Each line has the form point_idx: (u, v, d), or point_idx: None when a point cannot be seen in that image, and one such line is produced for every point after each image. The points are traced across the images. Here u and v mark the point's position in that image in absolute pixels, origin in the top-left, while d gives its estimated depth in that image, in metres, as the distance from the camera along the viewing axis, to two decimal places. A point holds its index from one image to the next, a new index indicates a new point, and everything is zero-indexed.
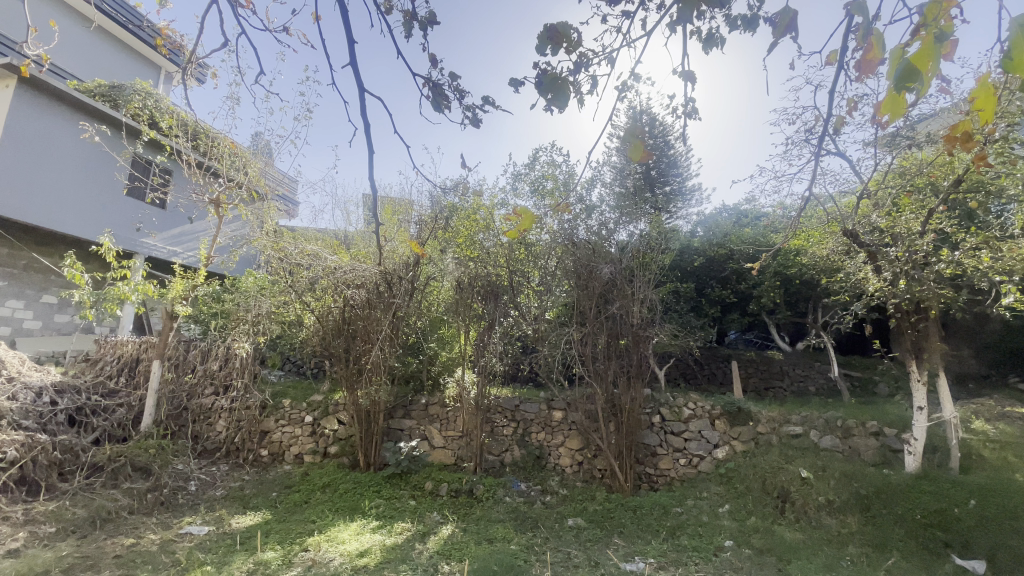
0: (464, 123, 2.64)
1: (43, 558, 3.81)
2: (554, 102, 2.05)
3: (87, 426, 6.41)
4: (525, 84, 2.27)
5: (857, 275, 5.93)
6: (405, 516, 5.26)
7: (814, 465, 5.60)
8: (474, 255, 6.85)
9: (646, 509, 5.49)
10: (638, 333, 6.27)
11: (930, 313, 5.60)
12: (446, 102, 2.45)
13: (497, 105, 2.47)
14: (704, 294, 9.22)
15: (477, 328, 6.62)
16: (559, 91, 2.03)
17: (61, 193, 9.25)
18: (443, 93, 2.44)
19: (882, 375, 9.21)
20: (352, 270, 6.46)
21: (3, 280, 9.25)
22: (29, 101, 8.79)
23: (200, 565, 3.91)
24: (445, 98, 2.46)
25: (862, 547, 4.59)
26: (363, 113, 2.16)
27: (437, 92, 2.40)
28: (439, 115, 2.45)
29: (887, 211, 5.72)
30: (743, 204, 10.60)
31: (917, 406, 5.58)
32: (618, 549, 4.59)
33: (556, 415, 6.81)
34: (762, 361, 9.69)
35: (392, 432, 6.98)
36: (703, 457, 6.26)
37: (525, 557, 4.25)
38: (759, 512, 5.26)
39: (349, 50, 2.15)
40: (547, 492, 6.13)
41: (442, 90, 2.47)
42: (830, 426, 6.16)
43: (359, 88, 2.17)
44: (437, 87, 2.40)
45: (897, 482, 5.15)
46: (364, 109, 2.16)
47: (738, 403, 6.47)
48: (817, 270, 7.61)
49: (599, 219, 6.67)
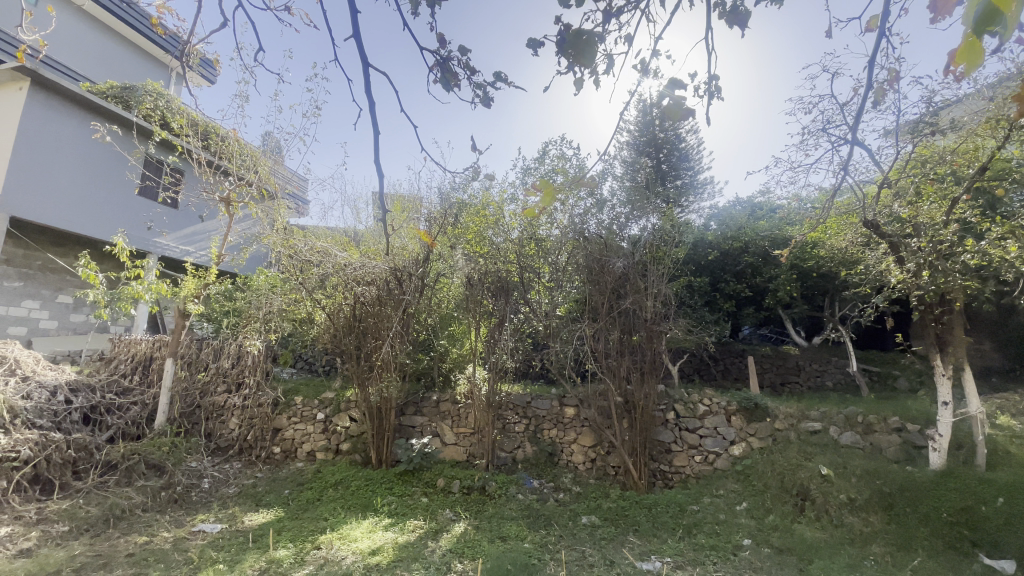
0: (474, 103, 2.57)
1: (55, 558, 3.82)
2: (579, 59, 1.97)
3: (102, 425, 6.46)
4: (543, 44, 2.26)
5: (878, 268, 5.76)
6: (418, 513, 5.22)
7: (834, 463, 5.46)
8: (484, 251, 6.79)
9: (661, 507, 5.38)
10: (652, 329, 6.16)
11: (955, 305, 5.41)
12: (455, 78, 2.36)
13: (509, 81, 2.39)
14: (718, 288, 9.07)
15: (487, 324, 6.55)
16: (584, 47, 1.95)
17: (76, 193, 9.35)
18: (452, 69, 2.37)
19: (902, 370, 9.02)
20: (362, 267, 6.42)
21: (20, 280, 9.36)
22: (43, 103, 8.88)
23: (212, 563, 3.89)
24: (454, 76, 2.38)
25: (885, 547, 4.46)
26: (366, 89, 2.07)
27: (445, 68, 2.32)
28: (448, 93, 2.36)
29: (909, 200, 5.54)
30: (757, 197, 10.42)
31: (942, 401, 5.40)
32: (633, 547, 4.51)
33: (569, 412, 6.73)
34: (778, 356, 9.53)
35: (403, 428, 6.95)
36: (719, 454, 6.14)
37: (539, 556, 4.19)
38: (778, 510, 5.14)
39: (352, 21, 2.07)
40: (560, 490, 6.06)
41: (451, 67, 2.39)
42: (850, 422, 6.02)
43: (363, 62, 2.09)
44: (446, 63, 2.33)
45: (921, 479, 5.00)
46: (368, 85, 2.08)
47: (755, 399, 6.33)
48: (835, 263, 7.43)
49: (610, 214, 6.62)
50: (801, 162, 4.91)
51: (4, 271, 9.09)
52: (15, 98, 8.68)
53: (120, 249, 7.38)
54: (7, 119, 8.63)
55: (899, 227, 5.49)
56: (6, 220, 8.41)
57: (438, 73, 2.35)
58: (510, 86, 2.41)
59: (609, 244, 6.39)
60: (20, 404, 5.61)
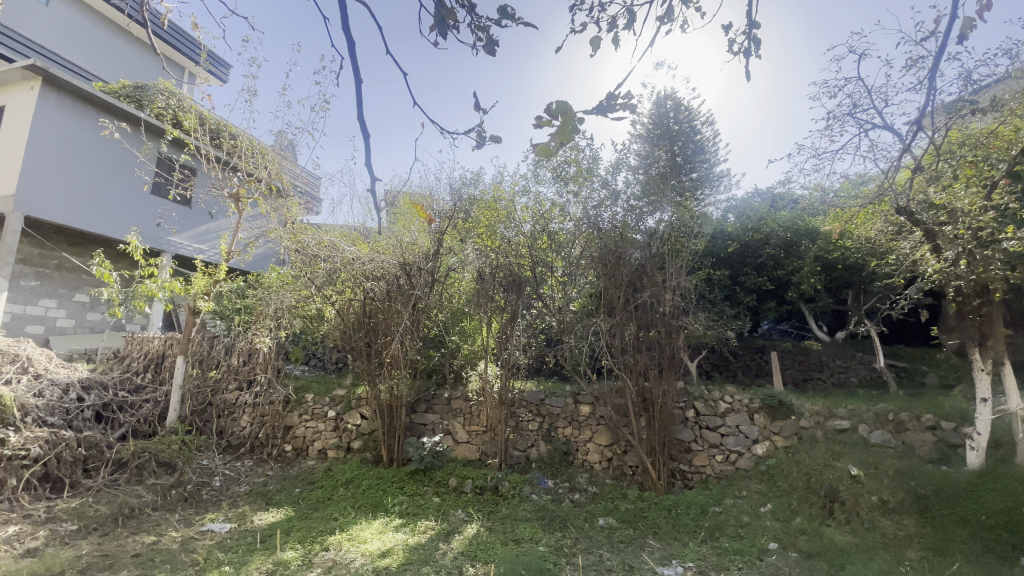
0: (475, 51, 2.40)
1: (61, 558, 3.76)
2: None
3: (114, 423, 6.45)
4: None
5: (909, 257, 5.46)
6: (429, 513, 5.09)
7: (864, 463, 5.19)
8: (495, 245, 6.60)
9: (682, 508, 5.17)
10: (671, 324, 5.93)
11: (995, 296, 5.08)
12: (452, 20, 2.18)
13: (515, 18, 2.20)
14: (738, 281, 8.74)
15: (499, 319, 6.35)
16: None
17: (90, 192, 9.41)
18: (449, 10, 2.17)
19: (931, 366, 8.67)
20: (371, 261, 6.30)
21: (37, 280, 9.46)
22: (55, 102, 8.95)
23: (218, 565, 3.80)
24: (451, 19, 2.19)
25: (921, 551, 4.19)
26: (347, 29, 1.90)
27: (442, 8, 2.12)
28: (445, 37, 2.19)
29: (944, 184, 5.24)
30: (777, 187, 10.10)
31: (979, 398, 5.10)
32: (653, 551, 4.31)
33: (584, 410, 6.54)
34: (799, 352, 9.22)
35: (415, 426, 6.82)
36: (741, 454, 5.91)
37: (555, 560, 4.01)
38: (806, 512, 4.88)
39: None
40: (575, 490, 5.89)
41: (448, 8, 2.20)
42: (880, 420, 5.73)
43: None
44: (442, 3, 2.13)
45: (957, 480, 4.72)
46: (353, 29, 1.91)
47: (779, 395, 6.07)
48: (863, 254, 7.11)
49: (625, 207, 6.45)
50: (825, 150, 4.76)
51: (21, 271, 9.21)
52: (28, 98, 8.76)
53: (133, 247, 7.34)
54: (21, 118, 8.72)
55: (933, 214, 5.19)
56: (21, 218, 8.52)
57: (435, 18, 2.16)
58: (515, 25, 2.21)
59: (624, 235, 6.18)
60: (30, 402, 5.60)
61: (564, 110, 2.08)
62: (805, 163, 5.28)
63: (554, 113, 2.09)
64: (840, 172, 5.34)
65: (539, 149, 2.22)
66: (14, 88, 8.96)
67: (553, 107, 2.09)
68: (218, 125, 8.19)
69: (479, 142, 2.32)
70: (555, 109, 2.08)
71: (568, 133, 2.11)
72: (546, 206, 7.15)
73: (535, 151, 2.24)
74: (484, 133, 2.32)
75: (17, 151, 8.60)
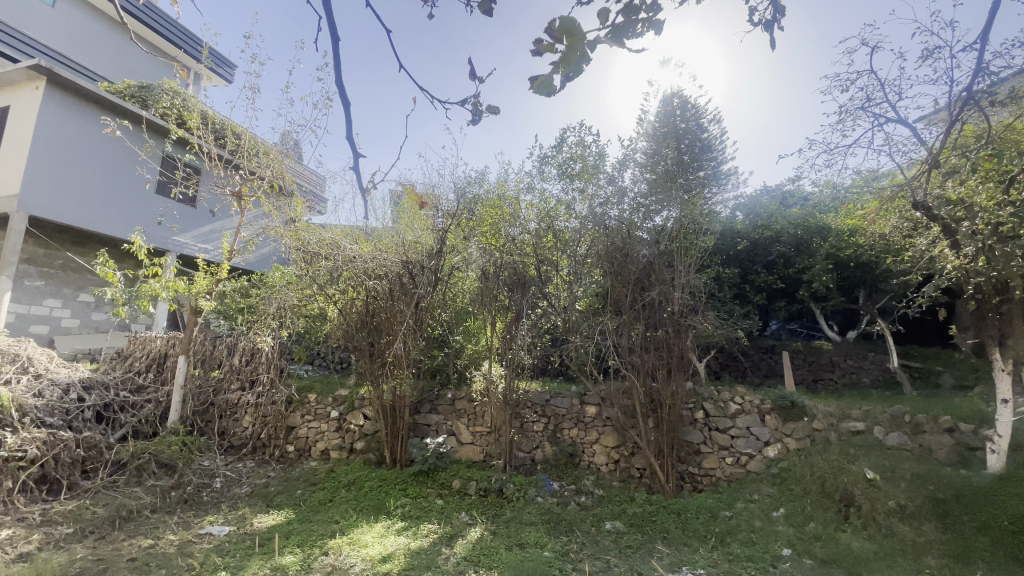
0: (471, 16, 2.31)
1: (55, 563, 3.70)
2: None
3: (115, 423, 6.41)
4: None
5: (927, 254, 5.29)
6: (432, 516, 4.98)
7: (880, 466, 5.02)
8: (500, 244, 6.41)
9: (691, 512, 5.03)
10: (679, 323, 5.79)
11: (1017, 294, 4.89)
12: None
13: None
14: (748, 280, 8.54)
15: (504, 318, 6.22)
16: None
17: (95, 192, 9.39)
18: None
19: (945, 366, 8.48)
20: (373, 260, 6.21)
21: (41, 280, 9.46)
22: (59, 102, 8.92)
23: (215, 570, 3.71)
24: None
25: (941, 559, 4.02)
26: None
27: None
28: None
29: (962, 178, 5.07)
30: (787, 185, 9.93)
31: (1000, 399, 4.93)
32: (662, 557, 4.18)
33: (590, 411, 6.41)
34: (810, 352, 9.04)
35: (418, 427, 6.72)
36: (752, 456, 5.75)
37: (560, 566, 3.89)
38: (820, 516, 4.72)
39: None
40: (582, 493, 5.76)
41: None
42: (897, 421, 5.55)
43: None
44: None
45: (978, 485, 4.54)
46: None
47: (791, 397, 5.91)
48: (878, 251, 6.94)
49: (632, 204, 6.36)
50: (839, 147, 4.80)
51: (25, 271, 9.19)
52: (32, 97, 8.75)
53: (137, 246, 7.28)
54: (25, 118, 8.71)
55: (952, 210, 5.03)
56: (25, 217, 8.51)
57: None
58: None
59: (631, 233, 6.05)
60: (29, 402, 5.56)
61: (570, 29, 1.83)
62: (817, 159, 5.31)
63: (561, 33, 1.85)
64: (852, 168, 5.38)
65: (539, 81, 1.93)
66: (18, 88, 8.96)
67: (558, 27, 1.84)
68: (223, 125, 8.13)
69: (476, 115, 2.21)
70: (561, 29, 1.83)
71: (574, 61, 1.87)
72: (551, 204, 7.03)
73: (532, 85, 1.94)
74: (480, 104, 2.21)
75: (22, 151, 8.59)
